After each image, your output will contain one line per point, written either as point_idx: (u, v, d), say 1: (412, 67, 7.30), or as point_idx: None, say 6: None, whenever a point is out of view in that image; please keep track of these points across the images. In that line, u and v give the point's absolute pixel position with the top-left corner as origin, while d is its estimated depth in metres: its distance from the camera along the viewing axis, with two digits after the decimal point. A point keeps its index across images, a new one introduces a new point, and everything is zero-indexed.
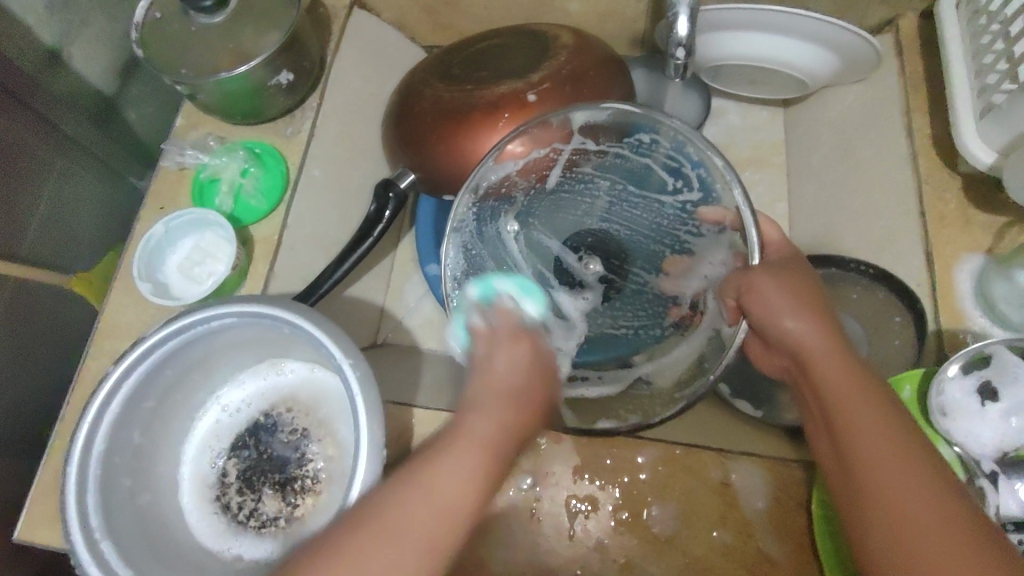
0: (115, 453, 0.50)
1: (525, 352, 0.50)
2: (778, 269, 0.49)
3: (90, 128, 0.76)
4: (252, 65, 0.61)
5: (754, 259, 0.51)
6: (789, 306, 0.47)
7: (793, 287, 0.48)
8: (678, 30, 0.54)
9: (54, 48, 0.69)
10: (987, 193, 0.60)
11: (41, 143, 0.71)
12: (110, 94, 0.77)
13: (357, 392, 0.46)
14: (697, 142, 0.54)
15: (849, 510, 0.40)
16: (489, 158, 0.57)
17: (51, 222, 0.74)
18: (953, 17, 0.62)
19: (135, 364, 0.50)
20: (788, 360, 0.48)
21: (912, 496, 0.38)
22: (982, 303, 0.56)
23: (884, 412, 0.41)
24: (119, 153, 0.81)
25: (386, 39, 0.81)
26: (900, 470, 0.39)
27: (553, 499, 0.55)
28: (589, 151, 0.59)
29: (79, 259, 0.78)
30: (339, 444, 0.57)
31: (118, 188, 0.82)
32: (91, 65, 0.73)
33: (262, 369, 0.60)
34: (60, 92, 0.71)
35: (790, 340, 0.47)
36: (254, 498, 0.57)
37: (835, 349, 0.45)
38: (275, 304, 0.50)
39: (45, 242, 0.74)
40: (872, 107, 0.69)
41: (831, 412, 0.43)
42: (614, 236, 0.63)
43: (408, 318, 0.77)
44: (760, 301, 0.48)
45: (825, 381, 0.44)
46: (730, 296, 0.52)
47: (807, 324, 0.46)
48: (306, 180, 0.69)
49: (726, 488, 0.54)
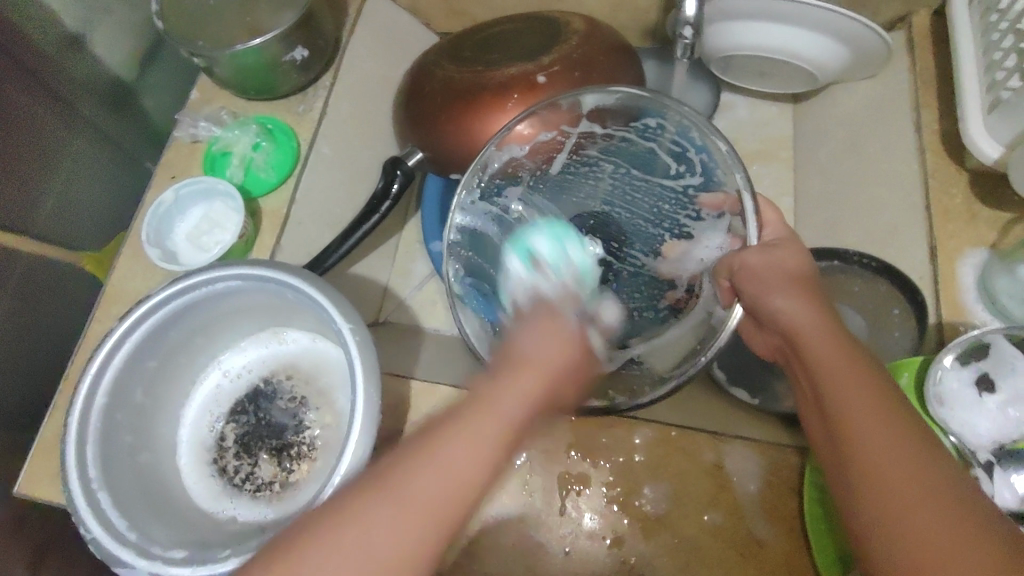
0: (117, 409, 0.51)
1: (557, 318, 0.48)
2: (763, 250, 0.51)
3: (103, 111, 0.77)
4: (267, 39, 0.62)
5: (751, 239, 0.53)
6: (778, 283, 0.49)
7: (782, 278, 0.49)
8: (686, 10, 0.55)
9: (76, 32, 0.70)
10: (993, 189, 0.60)
11: (53, 116, 0.72)
12: (129, 81, 0.78)
13: (356, 356, 0.47)
14: (702, 126, 0.55)
15: (839, 479, 0.41)
16: (493, 141, 0.58)
17: (63, 199, 0.76)
18: (964, 13, 0.62)
19: (139, 321, 0.51)
20: (779, 338, 0.49)
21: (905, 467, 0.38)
22: (984, 297, 0.56)
23: (874, 387, 0.42)
24: (132, 136, 0.81)
25: (400, 23, 0.82)
26: (891, 450, 0.39)
27: (546, 475, 0.55)
28: (594, 134, 0.61)
29: (84, 240, 0.79)
30: (337, 413, 0.58)
31: (129, 170, 0.81)
32: (114, 50, 0.75)
33: (265, 337, 0.61)
34: (75, 74, 0.72)
35: (775, 308, 0.48)
36: (250, 463, 0.58)
37: (824, 326, 0.46)
38: (279, 268, 0.51)
39: (59, 217, 0.75)
40: (882, 103, 0.69)
41: (821, 391, 0.43)
42: (613, 216, 0.64)
43: (411, 296, 0.78)
44: (751, 278, 0.50)
45: (816, 361, 0.44)
46: (723, 277, 0.54)
47: (795, 301, 0.48)
48: (316, 157, 0.70)
49: (719, 470, 0.54)
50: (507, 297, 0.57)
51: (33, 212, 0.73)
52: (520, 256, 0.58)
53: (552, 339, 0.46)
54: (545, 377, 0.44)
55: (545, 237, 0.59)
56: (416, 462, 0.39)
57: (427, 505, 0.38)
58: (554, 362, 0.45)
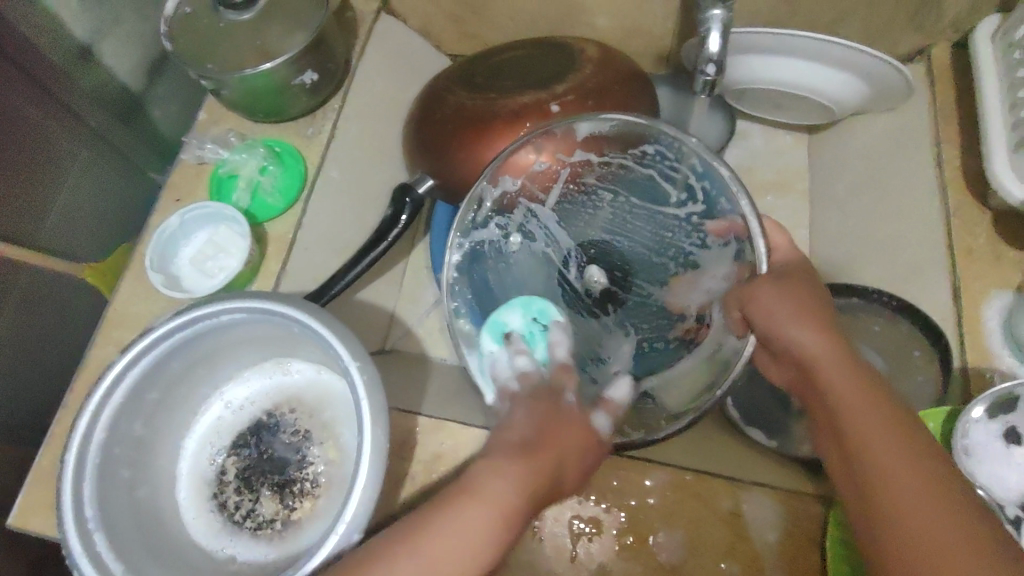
0: (116, 443, 0.50)
1: (558, 425, 0.46)
2: (772, 276, 0.48)
3: (113, 123, 0.75)
4: (277, 63, 0.61)
5: (760, 268, 0.50)
6: (789, 314, 0.46)
7: (794, 304, 0.46)
8: (709, 46, 0.53)
9: (85, 43, 0.69)
10: (1018, 229, 0.59)
11: (65, 132, 0.71)
12: (136, 90, 0.76)
13: (363, 396, 0.46)
14: (700, 152, 0.53)
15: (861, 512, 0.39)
16: (485, 174, 0.57)
17: (69, 214, 0.74)
18: (987, 48, 0.61)
19: (142, 353, 0.50)
20: (791, 370, 0.47)
21: (926, 494, 0.37)
22: (1010, 342, 0.55)
23: (892, 420, 0.40)
24: (139, 146, 0.79)
25: (412, 46, 0.81)
26: (912, 486, 0.37)
27: (556, 519, 0.53)
28: (591, 163, 0.59)
29: (94, 250, 0.77)
30: (341, 448, 0.56)
31: (136, 181, 0.80)
32: (119, 59, 0.73)
33: (269, 367, 0.59)
34: (85, 87, 0.71)
35: (782, 333, 0.46)
36: (251, 499, 0.56)
37: (837, 354, 0.44)
38: (282, 300, 0.49)
39: (66, 232, 0.74)
40: (901, 136, 0.68)
41: (840, 425, 0.41)
42: (613, 245, 0.61)
43: (418, 325, 0.76)
44: (761, 310, 0.48)
45: (833, 395, 0.42)
46: (734, 309, 0.51)
47: (809, 333, 0.45)
48: (324, 181, 0.69)
49: (734, 518, 0.52)
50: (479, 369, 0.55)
51: (39, 226, 0.71)
52: (493, 338, 0.56)
53: (563, 434, 0.46)
54: (556, 460, 0.44)
55: (518, 313, 0.58)
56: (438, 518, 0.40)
57: (458, 544, 0.39)
58: (553, 438, 0.45)
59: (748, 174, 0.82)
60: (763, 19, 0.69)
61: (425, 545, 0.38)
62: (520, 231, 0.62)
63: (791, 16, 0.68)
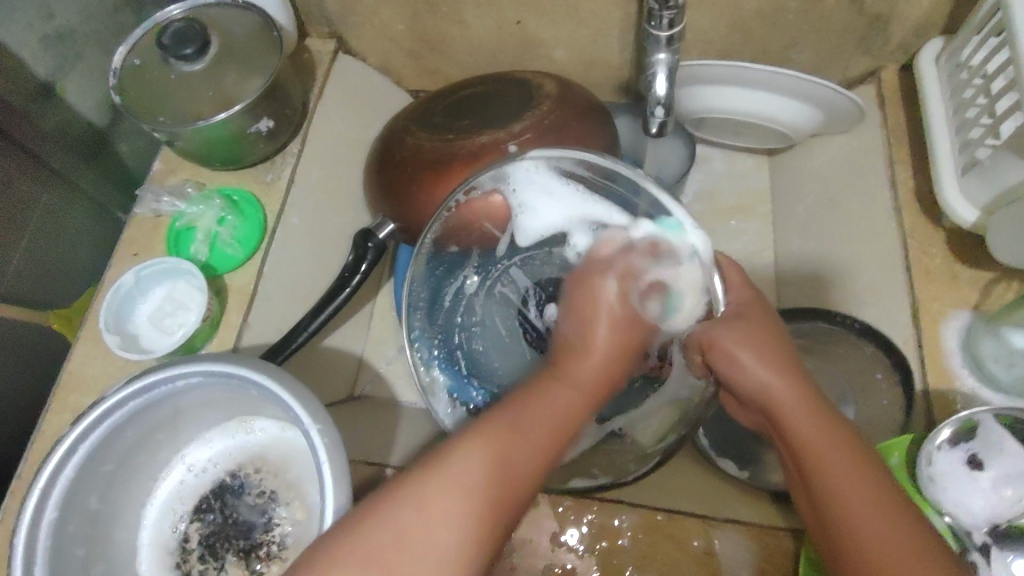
0: (70, 521, 0.48)
1: (598, 326, 0.47)
2: (732, 319, 0.48)
3: (76, 162, 0.72)
4: (233, 112, 0.60)
5: (717, 306, 0.48)
6: (757, 357, 0.46)
7: (758, 345, 0.47)
8: (656, 89, 0.57)
9: (47, 81, 0.67)
10: (973, 249, 0.59)
11: (24, 176, 0.67)
12: (102, 126, 0.74)
13: (323, 459, 0.44)
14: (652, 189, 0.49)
15: (834, 563, 0.41)
16: (429, 228, 0.55)
17: (31, 260, 0.70)
18: (933, 70, 0.62)
19: (94, 425, 0.48)
20: (759, 414, 0.48)
21: (890, 547, 0.39)
22: (969, 362, 0.55)
23: (857, 459, 0.42)
24: (103, 184, 0.76)
25: (370, 84, 0.81)
26: (877, 526, 0.39)
27: (529, 568, 0.56)
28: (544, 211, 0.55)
29: (58, 294, 0.73)
30: (308, 508, 0.55)
31: (99, 219, 0.76)
32: (84, 98, 0.71)
33: (231, 427, 0.58)
34: (48, 126, 0.68)
35: (750, 378, 0.46)
36: (216, 566, 0.55)
37: (803, 400, 0.45)
38: (239, 363, 0.48)
39: (25, 279, 0.69)
40: (856, 159, 0.69)
41: (805, 466, 0.43)
42: None
43: (386, 366, 0.76)
44: (723, 357, 0.47)
45: (797, 436, 0.44)
46: (696, 352, 0.49)
47: (774, 375, 0.46)
48: (284, 228, 0.68)
49: (709, 557, 0.53)
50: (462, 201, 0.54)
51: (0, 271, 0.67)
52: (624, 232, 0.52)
53: (623, 332, 0.47)
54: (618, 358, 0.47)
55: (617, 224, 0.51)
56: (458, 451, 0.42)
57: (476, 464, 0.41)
58: (615, 336, 0.47)
59: (710, 198, 0.83)
60: (717, 47, 0.70)
61: (479, 438, 0.42)
62: (478, 271, 0.60)
63: (743, 43, 0.69)
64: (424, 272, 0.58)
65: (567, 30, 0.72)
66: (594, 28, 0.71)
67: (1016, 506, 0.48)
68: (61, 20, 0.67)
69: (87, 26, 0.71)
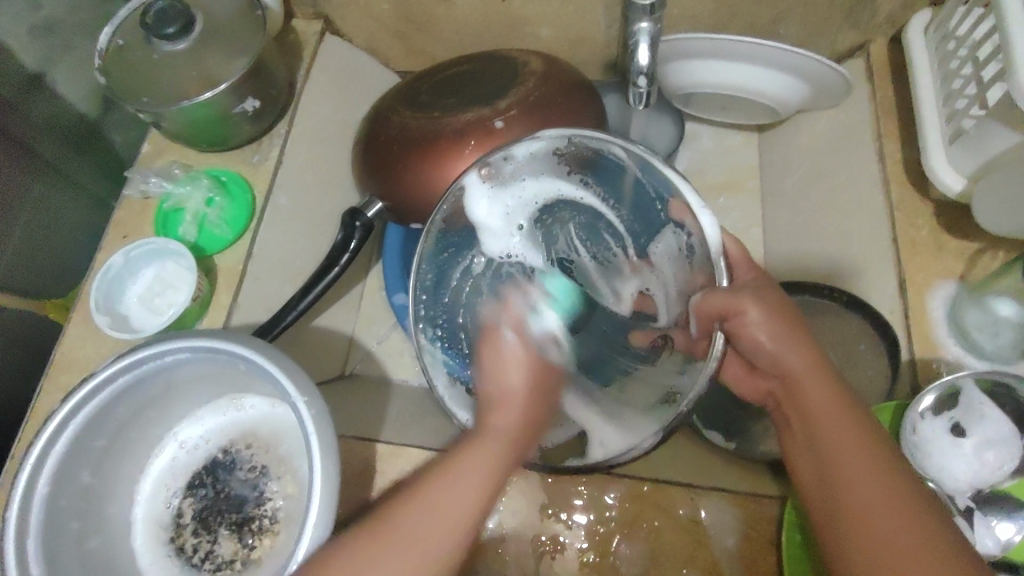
0: (62, 496, 0.49)
1: (507, 351, 0.53)
2: (753, 288, 0.48)
3: (66, 152, 0.72)
4: (217, 92, 0.60)
5: (723, 275, 0.48)
6: (773, 326, 0.47)
7: (767, 312, 0.47)
8: (639, 59, 0.57)
9: (35, 71, 0.67)
10: (959, 220, 0.59)
11: (14, 163, 0.67)
12: (92, 117, 0.73)
13: (311, 430, 0.45)
14: (648, 162, 0.50)
15: (825, 505, 0.42)
16: (440, 209, 0.55)
17: (24, 249, 0.69)
18: (919, 42, 0.61)
19: (85, 400, 0.49)
20: (772, 380, 0.49)
21: (885, 496, 0.40)
22: (955, 332, 0.56)
23: (856, 416, 0.44)
24: (95, 174, 0.75)
25: (357, 65, 0.80)
26: (870, 473, 0.41)
27: (519, 539, 0.56)
28: (543, 190, 0.58)
29: (48, 282, 0.72)
30: (298, 482, 0.55)
31: (90, 210, 0.75)
32: (74, 88, 0.71)
33: (223, 404, 0.59)
34: (35, 116, 0.68)
35: (764, 351, 0.48)
36: (209, 540, 0.56)
37: (815, 367, 0.46)
38: (228, 338, 0.48)
39: (16, 268, 0.69)
40: (843, 133, 0.69)
41: (810, 422, 0.45)
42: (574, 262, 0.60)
43: (378, 344, 0.77)
44: (744, 336, 0.47)
45: (806, 397, 0.46)
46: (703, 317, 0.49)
47: (786, 346, 0.47)
48: (273, 209, 0.68)
49: (695, 525, 0.53)
50: (469, 184, 0.55)
51: None
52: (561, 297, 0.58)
53: (542, 377, 0.53)
54: (544, 386, 0.53)
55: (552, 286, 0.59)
56: (434, 482, 0.46)
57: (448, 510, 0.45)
58: (532, 377, 0.53)
59: (700, 175, 0.83)
60: (704, 23, 0.70)
61: (463, 459, 0.48)
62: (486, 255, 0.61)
63: (730, 18, 0.69)
64: (432, 252, 0.57)
65: (553, 8, 0.72)
66: (581, 5, 0.71)
67: (999, 471, 0.50)
68: (48, 9, 0.67)
69: (74, 17, 0.70)
